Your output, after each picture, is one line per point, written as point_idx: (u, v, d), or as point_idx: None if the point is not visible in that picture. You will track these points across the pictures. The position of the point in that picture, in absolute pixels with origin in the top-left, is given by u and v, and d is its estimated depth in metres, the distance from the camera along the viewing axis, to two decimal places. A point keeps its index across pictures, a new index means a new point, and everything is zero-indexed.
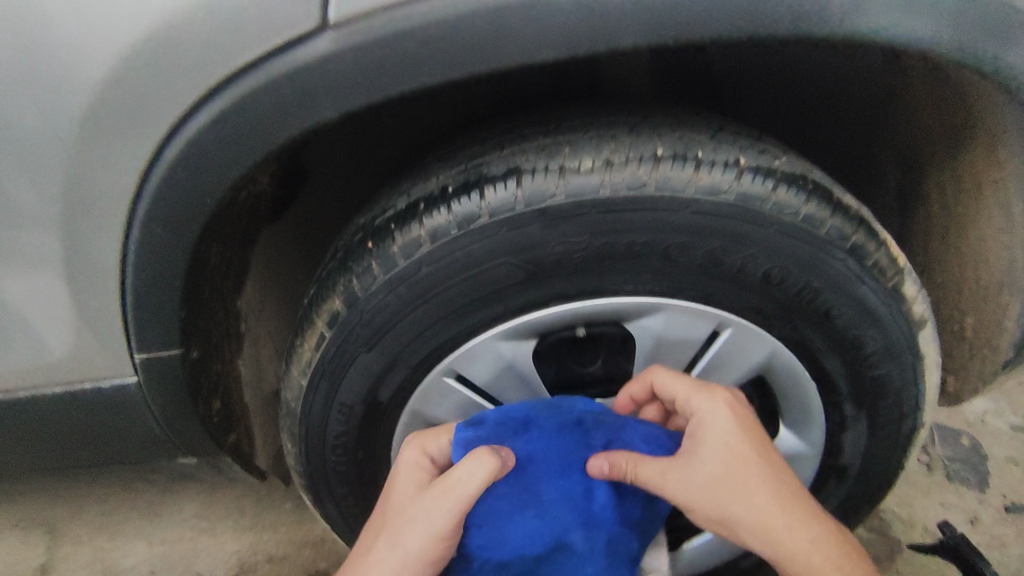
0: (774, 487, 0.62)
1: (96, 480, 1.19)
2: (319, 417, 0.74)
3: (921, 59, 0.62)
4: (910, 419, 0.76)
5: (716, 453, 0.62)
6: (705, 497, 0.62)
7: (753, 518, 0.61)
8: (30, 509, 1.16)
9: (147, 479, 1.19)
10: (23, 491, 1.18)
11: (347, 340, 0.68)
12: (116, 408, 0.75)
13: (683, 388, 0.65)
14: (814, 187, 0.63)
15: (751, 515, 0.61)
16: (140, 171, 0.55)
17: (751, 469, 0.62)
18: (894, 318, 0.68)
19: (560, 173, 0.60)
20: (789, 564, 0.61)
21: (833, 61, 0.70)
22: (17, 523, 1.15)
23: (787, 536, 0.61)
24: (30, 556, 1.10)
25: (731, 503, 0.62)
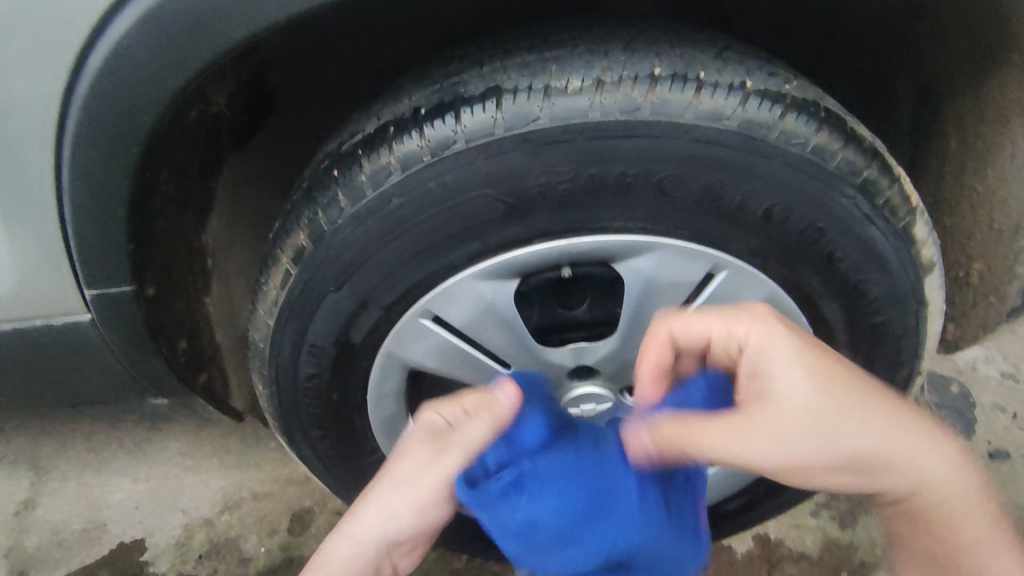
0: (879, 408, 0.53)
1: (77, 417, 1.17)
2: (289, 358, 0.70)
3: None
4: (908, 368, 0.73)
5: (800, 383, 0.53)
6: (813, 439, 0.52)
7: (871, 448, 0.52)
8: (10, 445, 1.14)
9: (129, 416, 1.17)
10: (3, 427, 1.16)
11: (314, 277, 0.63)
12: (72, 346, 0.70)
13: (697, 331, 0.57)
14: (825, 116, 0.58)
15: (869, 444, 0.52)
16: (65, 80, 0.49)
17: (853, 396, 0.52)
18: (901, 261, 0.63)
19: (545, 93, 0.54)
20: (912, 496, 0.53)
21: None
22: None
23: (908, 464, 0.52)
24: (13, 491, 1.09)
25: (833, 438, 0.52)
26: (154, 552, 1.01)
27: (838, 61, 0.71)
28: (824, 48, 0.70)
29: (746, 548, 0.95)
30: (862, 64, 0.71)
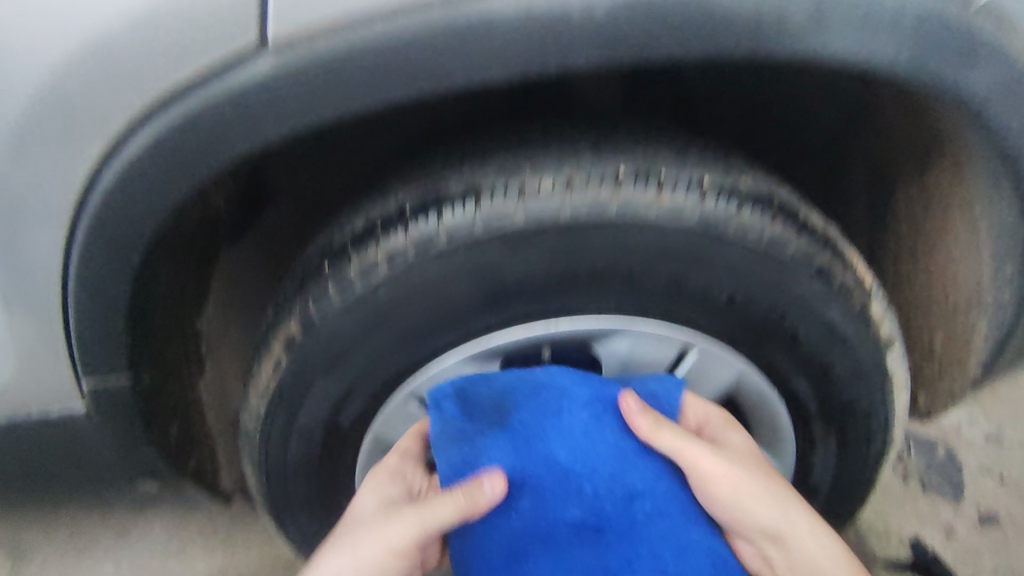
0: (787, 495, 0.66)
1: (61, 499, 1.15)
2: (278, 443, 0.72)
3: (888, 85, 0.61)
4: (880, 438, 0.76)
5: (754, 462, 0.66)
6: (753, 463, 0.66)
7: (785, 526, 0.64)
8: None
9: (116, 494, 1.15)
10: None
11: (304, 366, 0.65)
12: (67, 437, 0.72)
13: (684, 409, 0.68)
14: (779, 208, 0.62)
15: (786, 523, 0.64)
16: (77, 194, 0.53)
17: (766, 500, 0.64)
18: (862, 339, 0.67)
19: (520, 194, 0.58)
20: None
21: (804, 82, 0.66)
22: None
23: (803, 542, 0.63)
24: None
25: (766, 515, 0.63)
26: None
27: (803, 145, 0.75)
28: (789, 137, 0.73)
29: None
30: (823, 150, 0.74)
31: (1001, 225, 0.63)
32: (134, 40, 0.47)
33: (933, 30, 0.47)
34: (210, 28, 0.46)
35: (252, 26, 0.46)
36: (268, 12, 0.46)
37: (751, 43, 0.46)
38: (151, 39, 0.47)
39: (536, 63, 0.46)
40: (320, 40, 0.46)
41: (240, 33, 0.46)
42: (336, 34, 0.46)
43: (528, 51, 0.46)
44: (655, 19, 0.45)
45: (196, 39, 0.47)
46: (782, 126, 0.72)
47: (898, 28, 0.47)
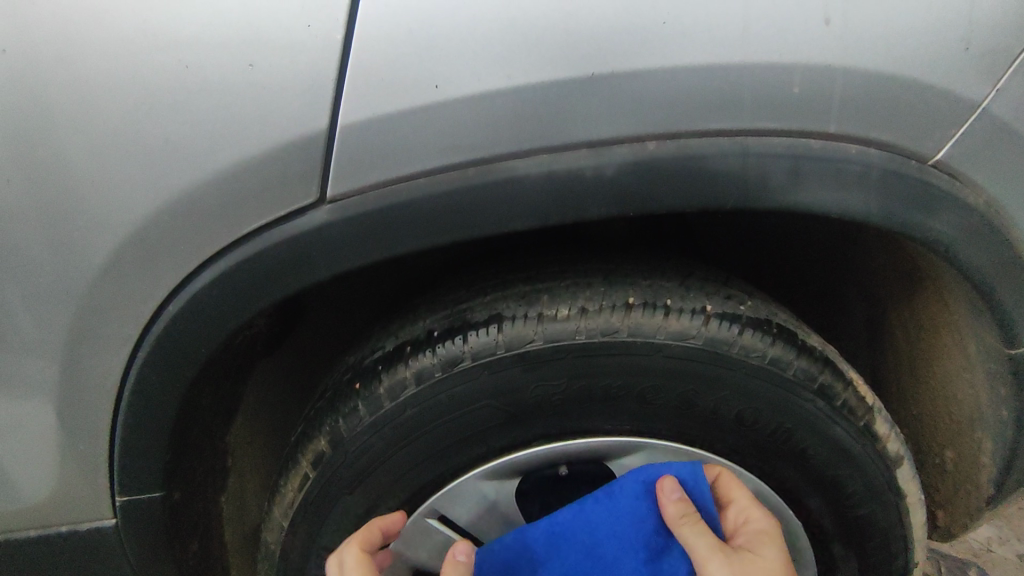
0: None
1: None
2: (299, 560, 0.73)
3: (873, 230, 0.68)
4: (901, 558, 0.76)
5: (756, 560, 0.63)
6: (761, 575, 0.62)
7: None
8: None
9: None
10: None
11: (330, 482, 0.68)
12: (91, 553, 0.73)
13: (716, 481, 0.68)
14: (778, 330, 0.66)
15: None
16: (142, 322, 0.60)
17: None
18: (870, 456, 0.69)
19: (538, 319, 0.64)
20: None
21: (797, 222, 0.72)
22: None
23: None
24: None
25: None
26: None
27: (799, 274, 0.80)
28: (785, 268, 0.79)
29: None
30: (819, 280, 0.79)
31: (986, 347, 0.68)
32: (209, 195, 0.54)
33: (898, 184, 0.55)
34: (275, 188, 0.53)
35: (312, 184, 0.54)
36: (328, 174, 0.53)
37: (740, 196, 0.55)
38: (224, 195, 0.54)
39: (555, 213, 0.54)
40: (370, 195, 0.54)
41: (302, 192, 0.54)
42: (384, 191, 0.54)
43: (548, 201, 0.54)
44: (657, 177, 0.53)
45: (261, 196, 0.54)
46: (778, 257, 0.78)
47: (865, 183, 0.55)
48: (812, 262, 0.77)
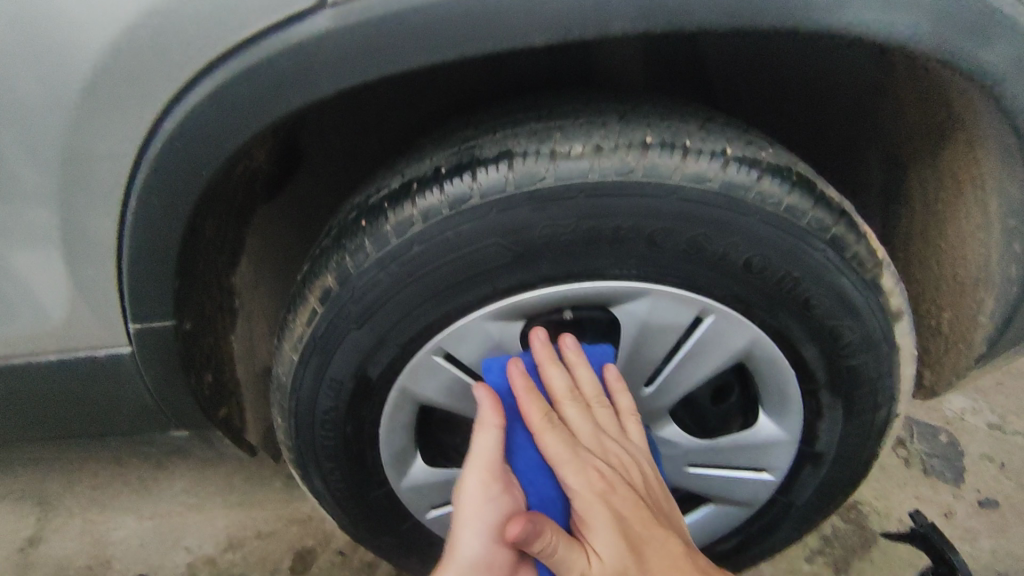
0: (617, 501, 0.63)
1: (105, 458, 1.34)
2: (310, 390, 0.76)
3: (902, 56, 0.64)
4: (884, 409, 0.79)
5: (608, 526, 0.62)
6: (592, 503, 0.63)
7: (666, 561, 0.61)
8: (57, 485, 1.31)
9: (167, 467, 1.33)
10: (53, 471, 1.33)
11: (338, 317, 0.70)
12: (110, 377, 0.77)
13: (593, 384, 0.69)
14: (798, 179, 0.66)
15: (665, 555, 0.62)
16: (138, 142, 0.57)
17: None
18: (871, 309, 0.71)
19: (550, 157, 0.62)
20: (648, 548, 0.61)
21: (815, 54, 0.70)
22: (40, 500, 1.29)
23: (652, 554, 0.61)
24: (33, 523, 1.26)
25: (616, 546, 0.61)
26: None
27: (821, 130, 0.78)
28: (808, 123, 0.78)
29: None
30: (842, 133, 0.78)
31: (1009, 202, 0.66)
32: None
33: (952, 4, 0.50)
34: None
35: None
36: None
37: (776, 15, 0.50)
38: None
39: (575, 30, 0.50)
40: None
41: None
42: None
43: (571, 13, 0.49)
44: None
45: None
46: (802, 110, 0.77)
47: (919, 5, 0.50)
48: (837, 114, 0.76)
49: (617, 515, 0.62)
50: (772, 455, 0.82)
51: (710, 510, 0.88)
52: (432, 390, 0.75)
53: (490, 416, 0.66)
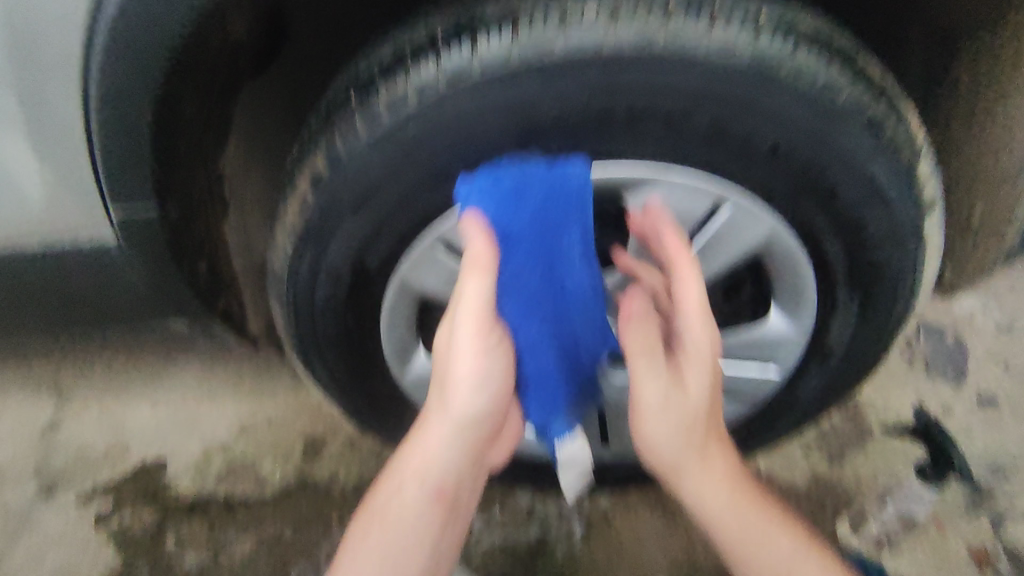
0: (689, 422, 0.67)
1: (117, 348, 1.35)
2: (307, 280, 0.73)
3: None
4: (902, 306, 0.76)
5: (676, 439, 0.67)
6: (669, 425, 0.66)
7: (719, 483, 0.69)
8: (71, 371, 1.34)
9: (176, 356, 1.35)
10: (65, 357, 1.35)
11: (331, 203, 0.66)
12: (100, 264, 0.75)
13: (700, 303, 0.63)
14: (839, 52, 0.60)
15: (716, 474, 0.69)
16: (89, 10, 0.55)
17: (760, 517, 0.69)
18: (904, 199, 0.66)
19: (561, 23, 0.56)
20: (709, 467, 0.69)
21: None
22: (55, 386, 1.32)
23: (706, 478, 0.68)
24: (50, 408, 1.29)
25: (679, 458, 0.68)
26: (176, 471, 1.21)
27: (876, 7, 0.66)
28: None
29: None
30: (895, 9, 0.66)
31: None
32: None
33: None
34: None
35: None
36: None
37: None
38: None
39: None
40: None
41: None
42: None
43: None
44: None
45: None
46: None
47: None
48: None
49: (689, 436, 0.67)
50: (780, 352, 0.80)
51: None
52: (432, 281, 0.72)
53: (481, 255, 0.59)
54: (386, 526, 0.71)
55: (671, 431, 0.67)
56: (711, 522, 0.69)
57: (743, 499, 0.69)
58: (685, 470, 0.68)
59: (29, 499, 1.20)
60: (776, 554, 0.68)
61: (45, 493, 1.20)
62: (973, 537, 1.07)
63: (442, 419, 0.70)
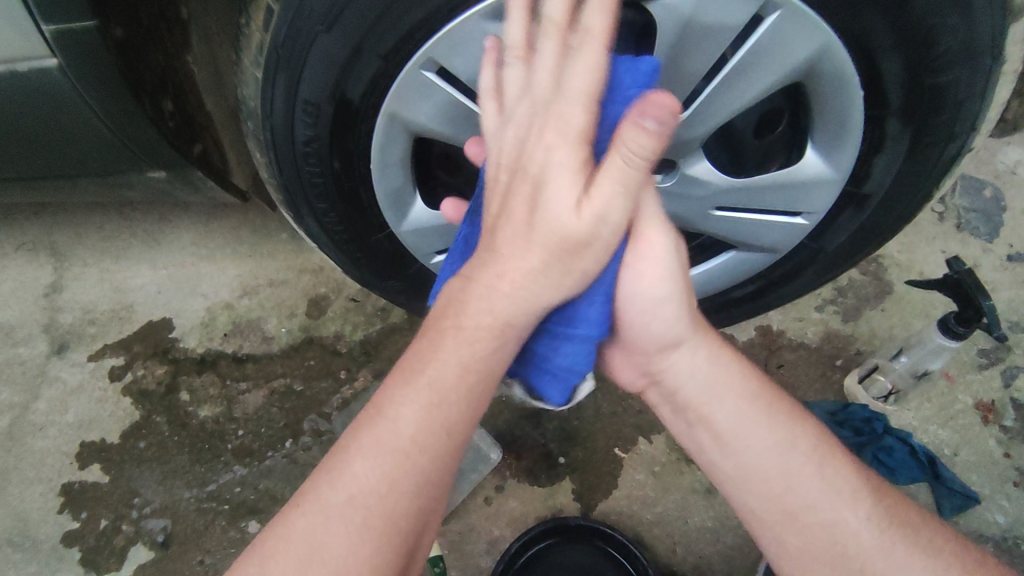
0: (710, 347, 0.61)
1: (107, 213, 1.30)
2: (284, 116, 0.65)
3: None
4: (958, 141, 0.67)
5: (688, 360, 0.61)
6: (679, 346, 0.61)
7: (754, 432, 0.58)
8: (64, 235, 1.30)
9: (170, 219, 1.30)
10: (57, 221, 1.30)
11: (301, 15, 0.56)
12: (48, 98, 0.66)
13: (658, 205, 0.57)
14: None
15: (734, 412, 0.59)
16: None
17: (775, 417, 0.59)
18: (989, 3, 0.56)
19: None
20: (737, 435, 0.59)
21: None
22: (51, 250, 1.29)
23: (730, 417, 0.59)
24: (47, 271, 1.27)
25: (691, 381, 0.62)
26: (181, 331, 1.19)
27: None
28: None
29: (748, 337, 1.07)
30: None
31: None
32: None
33: None
34: None
35: None
36: None
37: None
38: None
39: None
40: None
41: None
42: None
43: None
44: None
45: None
46: None
47: None
48: None
49: (681, 326, 0.60)
50: (812, 196, 0.72)
51: (733, 258, 0.82)
52: (427, 116, 0.64)
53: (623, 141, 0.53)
54: (431, 405, 0.47)
55: (659, 309, 0.59)
56: (709, 418, 0.61)
57: (760, 408, 0.59)
58: (683, 346, 0.61)
59: (41, 357, 1.19)
60: (807, 490, 0.56)
61: (55, 351, 1.20)
62: (982, 393, 1.04)
63: (540, 298, 0.51)
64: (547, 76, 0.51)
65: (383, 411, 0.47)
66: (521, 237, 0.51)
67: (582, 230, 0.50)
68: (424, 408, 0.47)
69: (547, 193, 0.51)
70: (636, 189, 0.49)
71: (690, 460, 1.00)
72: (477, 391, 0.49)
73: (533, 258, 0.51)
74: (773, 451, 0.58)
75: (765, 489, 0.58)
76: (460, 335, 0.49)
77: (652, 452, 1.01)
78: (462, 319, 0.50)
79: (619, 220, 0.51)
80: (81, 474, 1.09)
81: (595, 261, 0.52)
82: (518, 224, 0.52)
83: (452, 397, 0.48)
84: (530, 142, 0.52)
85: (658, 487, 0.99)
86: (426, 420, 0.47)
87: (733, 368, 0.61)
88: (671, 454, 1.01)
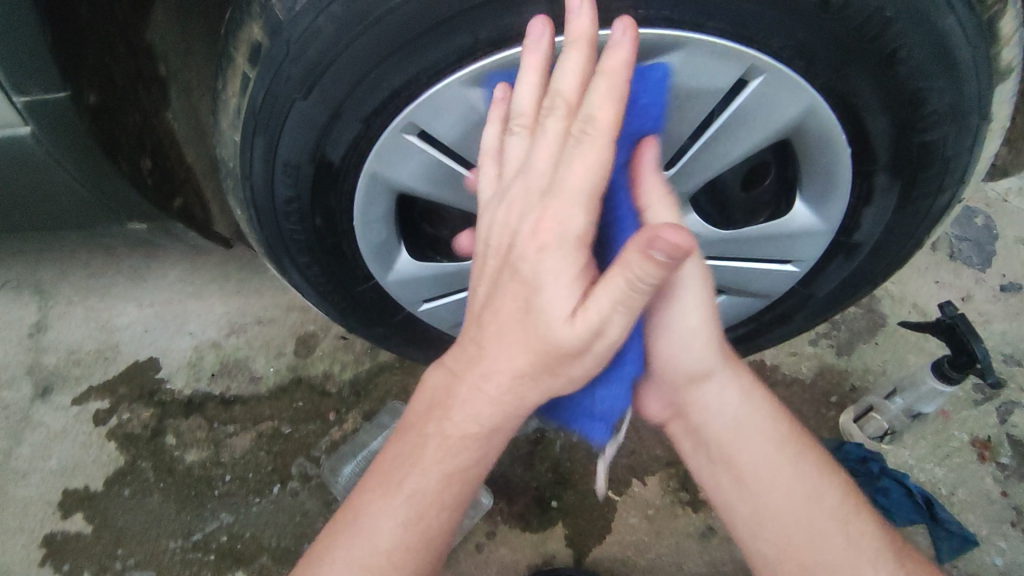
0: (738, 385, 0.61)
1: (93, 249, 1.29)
2: (263, 176, 0.64)
3: None
4: (948, 194, 0.67)
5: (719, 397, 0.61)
6: (706, 398, 0.61)
7: (773, 476, 0.59)
8: (49, 273, 1.28)
9: (157, 256, 1.28)
10: (42, 259, 1.29)
11: (277, 82, 0.55)
12: (22, 161, 0.66)
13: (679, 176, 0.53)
14: None
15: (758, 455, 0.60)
16: None
17: (803, 466, 0.59)
18: (975, 66, 0.55)
19: None
20: (758, 476, 0.59)
21: None
22: (35, 289, 1.27)
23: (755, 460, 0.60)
24: (32, 310, 1.25)
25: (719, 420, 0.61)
26: (167, 372, 1.17)
27: None
28: None
29: None
30: None
31: None
32: None
33: None
34: None
35: None
36: None
37: None
38: None
39: None
40: None
41: None
42: None
43: None
44: None
45: None
46: None
47: None
48: None
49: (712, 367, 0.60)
50: (800, 246, 0.71)
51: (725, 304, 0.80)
52: (409, 176, 0.63)
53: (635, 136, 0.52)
54: (412, 513, 0.52)
55: (692, 335, 0.59)
56: (732, 457, 0.61)
57: (787, 452, 0.60)
58: (713, 378, 0.61)
59: (25, 400, 1.17)
60: (827, 543, 0.57)
61: (39, 394, 1.18)
62: (977, 429, 1.03)
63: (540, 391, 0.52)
64: (548, 161, 0.51)
65: (360, 523, 0.52)
66: (509, 337, 0.51)
67: (575, 342, 0.49)
68: (403, 521, 0.52)
69: (541, 302, 0.49)
70: (633, 311, 0.47)
71: (684, 503, 0.98)
72: (457, 497, 0.53)
73: (521, 362, 0.51)
74: (801, 496, 0.58)
75: (784, 538, 0.58)
76: (442, 444, 0.53)
77: (646, 494, 0.99)
78: (448, 424, 0.53)
79: (614, 335, 0.49)
80: (64, 523, 1.07)
81: (587, 367, 0.51)
82: (506, 322, 0.51)
83: (434, 512, 0.52)
84: (523, 237, 0.51)
85: (651, 531, 0.97)
86: (402, 534, 0.52)
87: (766, 410, 0.62)
88: (664, 496, 0.99)
